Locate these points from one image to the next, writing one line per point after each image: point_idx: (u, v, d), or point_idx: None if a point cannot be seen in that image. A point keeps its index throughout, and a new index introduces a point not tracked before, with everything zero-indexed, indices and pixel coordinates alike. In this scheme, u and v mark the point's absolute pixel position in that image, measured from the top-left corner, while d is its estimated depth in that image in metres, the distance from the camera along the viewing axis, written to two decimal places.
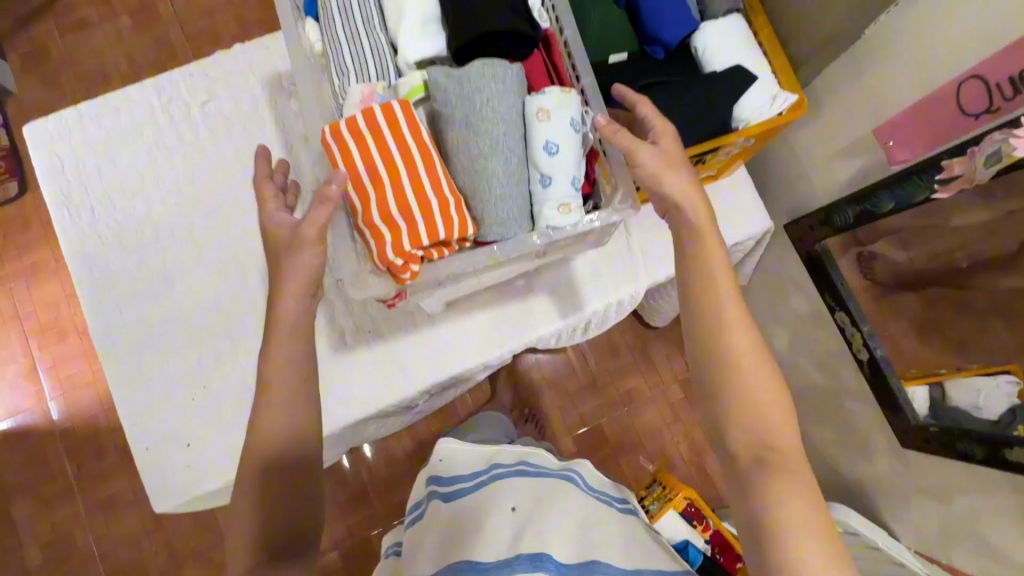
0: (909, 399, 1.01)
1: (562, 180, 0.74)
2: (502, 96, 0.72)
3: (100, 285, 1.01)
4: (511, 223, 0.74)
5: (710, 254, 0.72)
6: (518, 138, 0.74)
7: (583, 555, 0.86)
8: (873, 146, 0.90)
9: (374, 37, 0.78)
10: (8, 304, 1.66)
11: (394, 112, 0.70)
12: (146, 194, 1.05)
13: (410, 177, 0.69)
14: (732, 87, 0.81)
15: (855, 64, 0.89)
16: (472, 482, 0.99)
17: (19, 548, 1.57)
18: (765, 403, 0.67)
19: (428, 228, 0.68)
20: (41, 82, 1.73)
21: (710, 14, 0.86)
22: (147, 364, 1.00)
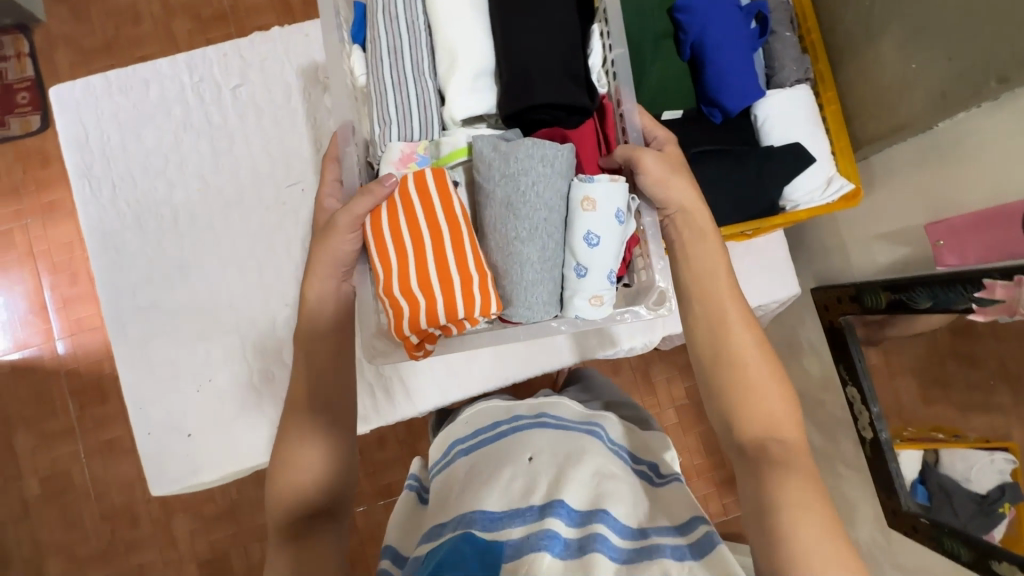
0: (899, 460, 1.02)
1: (597, 275, 0.71)
2: (547, 181, 0.69)
3: (116, 265, 1.00)
4: (539, 309, 0.72)
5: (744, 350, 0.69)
6: (556, 224, 0.70)
7: (594, 503, 0.74)
8: (919, 239, 0.87)
9: (422, 83, 0.75)
10: (23, 240, 1.62)
11: (431, 184, 0.68)
12: (167, 177, 1.03)
13: (438, 256, 0.67)
14: (789, 167, 0.78)
15: (919, 154, 0.85)
16: (493, 433, 0.88)
17: (19, 477, 1.56)
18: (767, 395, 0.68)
19: (450, 308, 0.66)
20: (71, 14, 1.66)
21: (778, 81, 0.83)
22: (153, 350, 1.00)
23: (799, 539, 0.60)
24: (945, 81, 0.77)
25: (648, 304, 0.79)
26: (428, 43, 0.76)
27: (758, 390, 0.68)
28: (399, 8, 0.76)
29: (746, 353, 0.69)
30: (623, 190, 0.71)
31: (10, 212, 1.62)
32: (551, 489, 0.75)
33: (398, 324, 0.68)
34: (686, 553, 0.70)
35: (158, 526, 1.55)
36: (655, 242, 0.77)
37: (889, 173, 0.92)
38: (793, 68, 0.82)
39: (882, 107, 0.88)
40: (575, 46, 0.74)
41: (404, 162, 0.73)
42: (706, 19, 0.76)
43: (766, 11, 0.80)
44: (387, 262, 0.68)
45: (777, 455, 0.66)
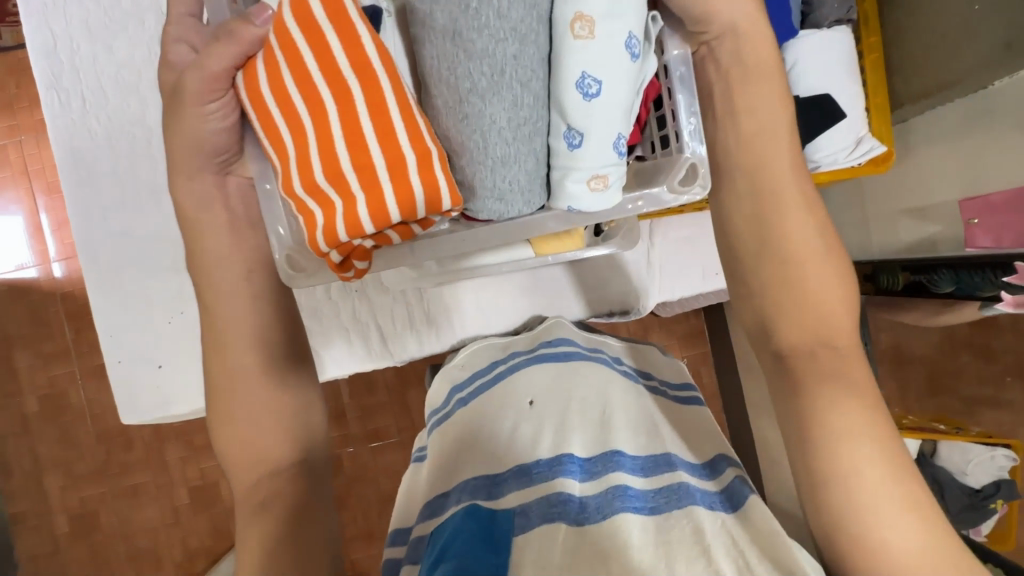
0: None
1: (598, 135, 0.57)
2: (517, 2, 0.54)
3: (85, 186, 0.95)
4: (519, 195, 0.60)
5: (787, 290, 0.60)
6: (533, 68, 0.57)
7: (604, 444, 0.70)
8: (949, 217, 0.79)
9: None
10: (17, 158, 1.56)
11: (336, 15, 0.54)
12: (139, 94, 0.96)
13: (364, 109, 0.54)
14: (811, 122, 0.68)
15: (963, 118, 0.75)
16: (490, 376, 0.83)
17: (18, 393, 1.55)
18: (825, 306, 0.59)
19: (383, 187, 0.54)
20: None
21: (814, 21, 0.70)
22: (124, 277, 0.96)
23: (861, 480, 0.54)
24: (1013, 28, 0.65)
25: (671, 183, 0.61)
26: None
27: (814, 299, 0.59)
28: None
29: (805, 257, 0.60)
30: (637, 8, 0.57)
31: (3, 127, 1.55)
32: (558, 437, 0.71)
33: (311, 237, 0.56)
34: (716, 503, 0.63)
35: (150, 451, 1.56)
36: (685, 90, 0.62)
37: (928, 139, 0.81)
38: (834, 4, 0.69)
39: (934, 57, 0.75)
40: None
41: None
42: None
43: None
44: (298, 134, 0.56)
45: (828, 363, 0.59)
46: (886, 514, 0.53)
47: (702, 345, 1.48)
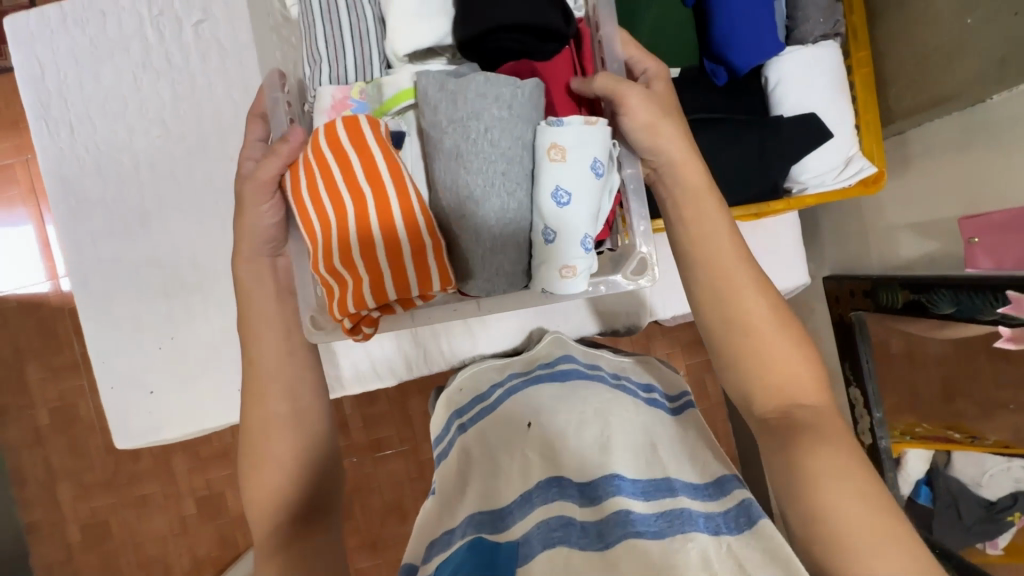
0: (901, 466, 0.89)
1: (569, 239, 0.53)
2: (504, 131, 0.53)
3: (76, 214, 0.96)
4: (497, 282, 0.56)
5: (754, 336, 0.58)
6: (518, 179, 0.54)
7: (601, 465, 0.61)
8: (950, 234, 0.75)
9: (357, 11, 0.60)
10: (26, 173, 1.53)
11: (363, 134, 0.54)
12: (127, 121, 0.96)
13: (379, 219, 0.54)
14: (799, 142, 0.66)
15: (961, 135, 0.72)
16: (492, 402, 0.77)
17: (30, 406, 1.52)
18: (781, 359, 0.57)
19: (386, 278, 0.54)
20: None
21: (799, 37, 0.69)
22: (114, 303, 0.97)
23: (838, 512, 0.51)
24: None
25: (624, 273, 0.62)
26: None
27: (776, 360, 0.57)
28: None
29: (763, 321, 0.57)
30: (603, 136, 0.54)
31: (9, 145, 1.52)
32: (546, 467, 0.64)
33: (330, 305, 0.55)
34: (721, 526, 0.54)
35: (158, 463, 1.52)
36: (637, 200, 0.61)
37: (927, 152, 0.78)
38: (820, 20, 0.67)
39: (928, 72, 0.72)
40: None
41: (335, 111, 0.58)
42: None
43: None
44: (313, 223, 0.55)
45: (807, 421, 0.56)
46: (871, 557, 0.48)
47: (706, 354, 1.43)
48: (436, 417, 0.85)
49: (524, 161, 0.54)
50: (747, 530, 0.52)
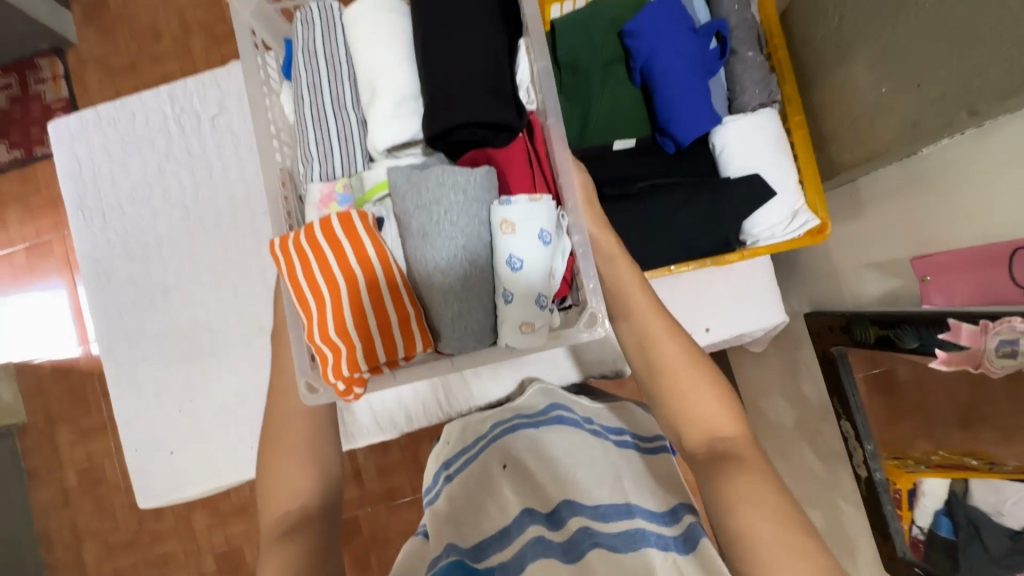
0: (920, 495, 0.85)
1: (524, 300, 0.60)
2: (462, 211, 0.60)
3: (106, 290, 1.07)
4: (468, 340, 0.62)
5: (684, 390, 0.67)
6: (477, 250, 0.61)
7: (561, 492, 0.72)
8: (907, 271, 0.79)
9: (343, 116, 0.69)
10: (62, 249, 1.65)
11: (354, 221, 0.60)
12: (152, 205, 1.08)
13: (370, 294, 0.60)
14: (747, 201, 0.72)
15: (905, 182, 0.78)
16: (469, 453, 0.83)
17: (60, 468, 1.59)
18: (695, 397, 0.66)
19: (375, 344, 0.60)
20: (98, 32, 1.68)
21: (739, 106, 0.77)
22: (139, 370, 1.05)
23: (753, 534, 0.57)
24: (917, 109, 0.61)
25: (578, 326, 0.65)
26: (349, 73, 0.71)
27: (688, 395, 0.66)
28: (318, 41, 0.71)
29: (674, 365, 0.67)
30: (549, 210, 0.61)
31: (48, 224, 1.65)
32: (519, 500, 0.73)
33: (323, 370, 0.60)
34: (670, 543, 0.66)
35: (180, 520, 1.56)
36: (586, 262, 0.64)
37: (878, 196, 0.84)
38: (756, 90, 0.75)
39: (857, 130, 0.71)
40: (501, 54, 0.66)
41: (324, 204, 0.67)
42: (654, 38, 0.72)
43: (725, 29, 0.74)
44: (309, 301, 0.61)
45: (729, 454, 0.63)
46: (777, 563, 0.55)
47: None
48: (431, 468, 0.91)
49: (482, 234, 0.61)
50: (690, 550, 0.65)
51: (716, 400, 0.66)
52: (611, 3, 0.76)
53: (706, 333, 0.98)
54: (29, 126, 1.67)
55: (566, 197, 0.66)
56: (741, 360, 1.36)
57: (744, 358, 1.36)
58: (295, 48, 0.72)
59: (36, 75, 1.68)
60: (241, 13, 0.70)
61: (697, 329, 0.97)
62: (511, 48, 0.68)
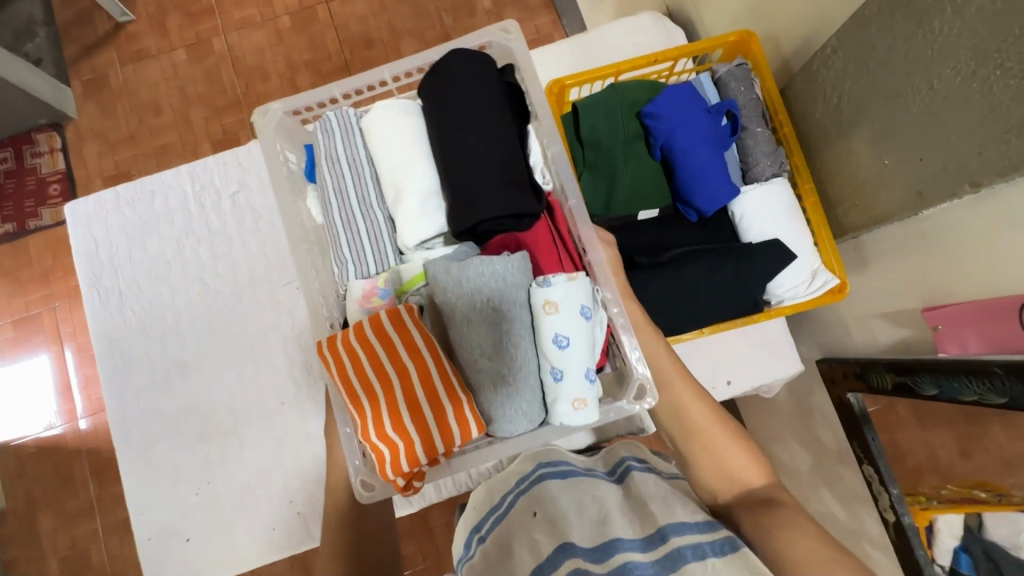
0: (938, 533, 0.84)
1: (574, 377, 0.61)
2: (505, 296, 0.62)
3: (120, 369, 1.04)
4: (521, 421, 0.62)
5: (729, 456, 0.69)
6: (522, 332, 0.62)
7: (601, 535, 0.69)
8: (919, 322, 0.83)
9: (371, 216, 0.72)
10: (49, 321, 1.58)
11: (401, 315, 0.62)
12: (170, 281, 1.08)
13: (423, 385, 0.60)
14: (771, 264, 0.76)
15: (910, 240, 0.83)
16: (494, 517, 0.81)
17: (41, 558, 1.46)
18: (731, 457, 0.69)
19: (433, 438, 0.59)
20: (99, 108, 1.71)
21: (753, 176, 0.83)
22: (152, 452, 1.02)
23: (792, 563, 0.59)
24: (922, 179, 0.66)
25: (628, 398, 0.67)
26: (371, 172, 0.74)
27: (722, 449, 0.70)
28: (338, 146, 0.74)
29: (698, 419, 0.71)
30: (586, 286, 0.62)
31: (38, 297, 1.59)
32: (554, 539, 0.70)
33: (382, 469, 0.59)
34: (707, 549, 0.61)
35: None
36: (627, 333, 0.67)
37: (880, 253, 0.90)
38: (768, 162, 0.81)
39: (863, 194, 0.76)
40: (514, 143, 0.70)
41: (367, 299, 0.70)
42: (674, 122, 0.78)
43: (735, 108, 0.80)
44: (362, 400, 0.61)
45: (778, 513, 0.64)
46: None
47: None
48: (458, 538, 0.88)
49: (524, 317, 0.62)
50: (731, 553, 0.60)
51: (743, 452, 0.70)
52: (630, 88, 0.82)
53: (727, 386, 1.02)
54: (23, 199, 1.65)
55: (596, 272, 0.69)
56: (755, 406, 1.38)
57: (756, 403, 1.39)
58: (318, 154, 0.76)
59: (33, 149, 1.68)
60: (264, 127, 0.76)
61: (718, 382, 1.02)
62: (523, 133, 0.74)
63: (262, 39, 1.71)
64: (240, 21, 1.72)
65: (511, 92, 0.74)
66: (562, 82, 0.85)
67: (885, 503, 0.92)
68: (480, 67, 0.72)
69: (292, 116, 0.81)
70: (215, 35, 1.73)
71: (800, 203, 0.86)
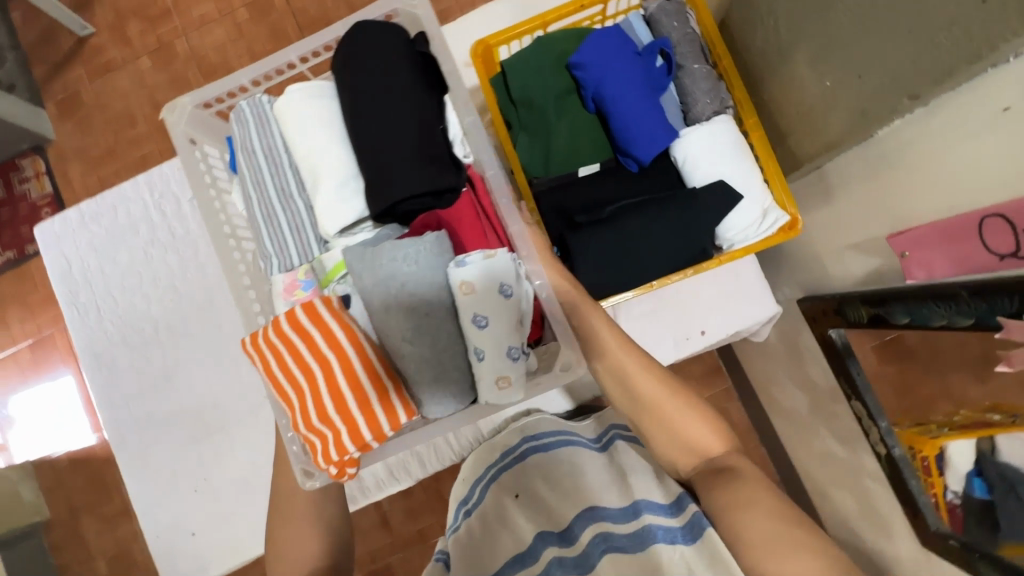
0: (948, 460, 0.76)
1: (496, 354, 0.60)
2: (419, 278, 0.60)
3: (107, 380, 1.08)
4: (450, 402, 0.61)
5: (684, 428, 0.64)
6: (443, 313, 0.61)
7: (583, 501, 0.73)
8: (886, 249, 0.79)
9: (291, 208, 0.75)
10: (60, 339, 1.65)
11: (316, 307, 0.60)
12: (143, 291, 1.10)
13: (344, 376, 0.58)
14: (717, 209, 0.74)
15: (874, 161, 0.76)
16: (478, 490, 0.85)
17: (90, 560, 1.56)
18: (686, 428, 0.64)
19: (358, 427, 0.58)
20: (76, 126, 1.72)
21: (694, 117, 0.79)
22: (149, 454, 1.06)
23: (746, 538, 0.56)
24: (863, 99, 0.70)
25: (558, 370, 0.65)
26: (288, 162, 0.76)
27: (677, 420, 0.64)
28: (253, 139, 0.76)
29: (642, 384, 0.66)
30: (504, 262, 0.61)
31: (47, 318, 1.65)
32: (533, 524, 0.73)
33: (314, 458, 0.59)
34: (676, 536, 0.63)
35: None
36: (552, 305, 0.66)
37: (846, 180, 0.83)
38: (707, 100, 0.78)
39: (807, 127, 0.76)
40: (427, 117, 0.70)
41: (290, 292, 0.74)
42: (601, 69, 0.75)
43: (667, 46, 0.77)
44: (290, 396, 0.60)
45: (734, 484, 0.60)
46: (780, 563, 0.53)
47: (723, 381, 1.42)
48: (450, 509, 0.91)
49: (442, 298, 0.61)
50: (697, 539, 0.61)
51: (698, 419, 0.64)
52: (555, 39, 0.80)
53: (701, 337, 1.01)
54: (20, 225, 1.69)
55: (518, 243, 0.68)
56: (749, 351, 1.35)
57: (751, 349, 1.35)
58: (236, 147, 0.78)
59: (19, 175, 1.70)
60: (176, 124, 0.78)
61: (691, 333, 1.01)
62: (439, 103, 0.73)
63: (223, 35, 1.68)
64: (200, 18, 1.69)
65: (424, 61, 0.73)
66: (486, 43, 0.82)
67: (881, 436, 0.89)
68: (386, 38, 0.71)
69: (204, 110, 0.83)
70: (176, 37, 1.70)
71: (746, 139, 0.81)
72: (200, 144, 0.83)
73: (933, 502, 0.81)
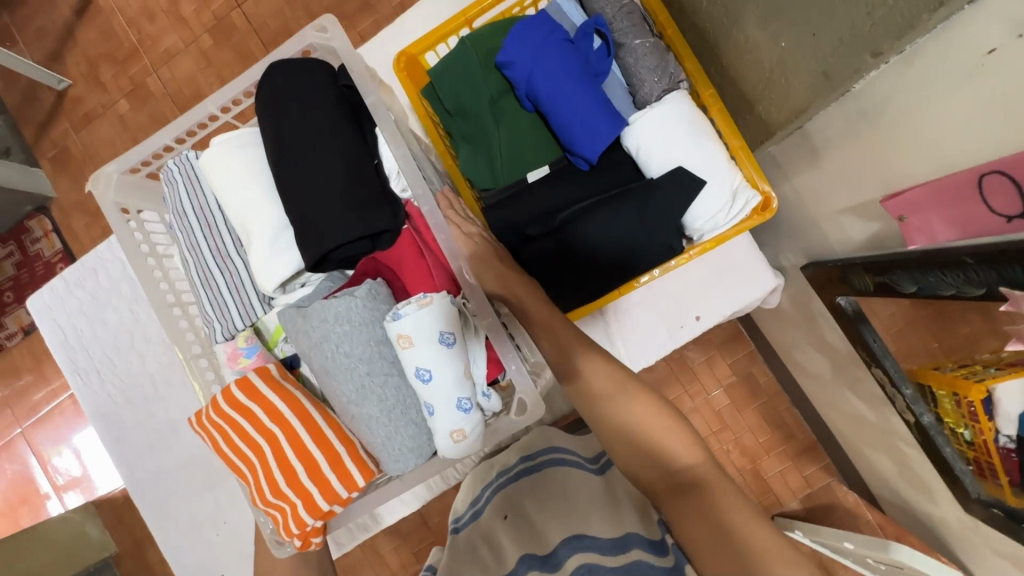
0: (997, 405, 0.60)
1: (445, 410, 0.65)
2: (355, 341, 0.66)
3: (118, 440, 1.10)
4: (405, 456, 0.68)
5: (661, 440, 0.64)
6: (387, 370, 0.67)
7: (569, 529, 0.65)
8: (881, 214, 0.69)
9: (229, 269, 0.78)
10: None
11: (262, 389, 0.71)
12: (137, 350, 1.12)
13: (294, 450, 0.68)
14: (683, 197, 0.68)
15: (859, 119, 0.66)
16: (472, 513, 0.84)
17: None
18: (663, 440, 0.64)
19: (314, 497, 0.66)
20: (73, 181, 1.53)
21: (643, 99, 0.74)
22: (171, 505, 1.09)
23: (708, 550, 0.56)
24: (822, 58, 0.58)
25: (513, 413, 0.70)
26: (223, 225, 0.79)
27: (652, 434, 0.64)
28: (186, 205, 0.79)
29: (609, 398, 0.66)
30: (436, 314, 0.64)
31: None
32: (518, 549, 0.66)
33: (281, 529, 0.68)
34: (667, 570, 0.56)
35: None
36: (503, 345, 0.67)
37: (829, 140, 0.74)
38: (655, 79, 0.72)
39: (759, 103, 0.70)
40: (356, 159, 0.69)
41: (233, 361, 0.79)
42: (530, 65, 0.69)
43: (603, 25, 0.71)
44: (253, 470, 0.71)
45: (693, 501, 0.59)
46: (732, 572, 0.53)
47: (745, 345, 1.22)
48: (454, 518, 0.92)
49: (386, 358, 0.67)
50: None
51: (678, 433, 0.64)
52: (480, 37, 0.74)
53: (696, 323, 0.94)
54: None
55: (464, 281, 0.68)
56: None
57: None
58: (170, 210, 0.80)
59: (31, 238, 1.50)
60: (104, 194, 0.79)
61: (685, 320, 0.94)
62: (367, 137, 0.72)
63: (190, 66, 1.46)
64: (167, 53, 1.48)
65: (348, 96, 0.73)
66: (408, 54, 0.77)
67: (908, 393, 0.75)
68: (304, 80, 0.70)
69: (132, 174, 0.84)
70: (148, 76, 1.49)
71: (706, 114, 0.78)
72: (133, 211, 0.85)
73: (973, 470, 0.70)
